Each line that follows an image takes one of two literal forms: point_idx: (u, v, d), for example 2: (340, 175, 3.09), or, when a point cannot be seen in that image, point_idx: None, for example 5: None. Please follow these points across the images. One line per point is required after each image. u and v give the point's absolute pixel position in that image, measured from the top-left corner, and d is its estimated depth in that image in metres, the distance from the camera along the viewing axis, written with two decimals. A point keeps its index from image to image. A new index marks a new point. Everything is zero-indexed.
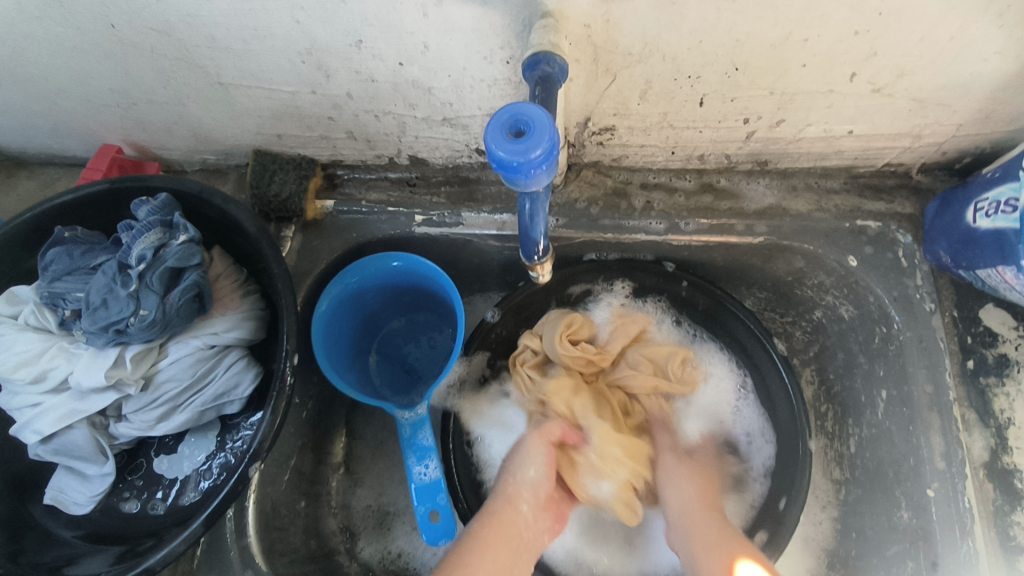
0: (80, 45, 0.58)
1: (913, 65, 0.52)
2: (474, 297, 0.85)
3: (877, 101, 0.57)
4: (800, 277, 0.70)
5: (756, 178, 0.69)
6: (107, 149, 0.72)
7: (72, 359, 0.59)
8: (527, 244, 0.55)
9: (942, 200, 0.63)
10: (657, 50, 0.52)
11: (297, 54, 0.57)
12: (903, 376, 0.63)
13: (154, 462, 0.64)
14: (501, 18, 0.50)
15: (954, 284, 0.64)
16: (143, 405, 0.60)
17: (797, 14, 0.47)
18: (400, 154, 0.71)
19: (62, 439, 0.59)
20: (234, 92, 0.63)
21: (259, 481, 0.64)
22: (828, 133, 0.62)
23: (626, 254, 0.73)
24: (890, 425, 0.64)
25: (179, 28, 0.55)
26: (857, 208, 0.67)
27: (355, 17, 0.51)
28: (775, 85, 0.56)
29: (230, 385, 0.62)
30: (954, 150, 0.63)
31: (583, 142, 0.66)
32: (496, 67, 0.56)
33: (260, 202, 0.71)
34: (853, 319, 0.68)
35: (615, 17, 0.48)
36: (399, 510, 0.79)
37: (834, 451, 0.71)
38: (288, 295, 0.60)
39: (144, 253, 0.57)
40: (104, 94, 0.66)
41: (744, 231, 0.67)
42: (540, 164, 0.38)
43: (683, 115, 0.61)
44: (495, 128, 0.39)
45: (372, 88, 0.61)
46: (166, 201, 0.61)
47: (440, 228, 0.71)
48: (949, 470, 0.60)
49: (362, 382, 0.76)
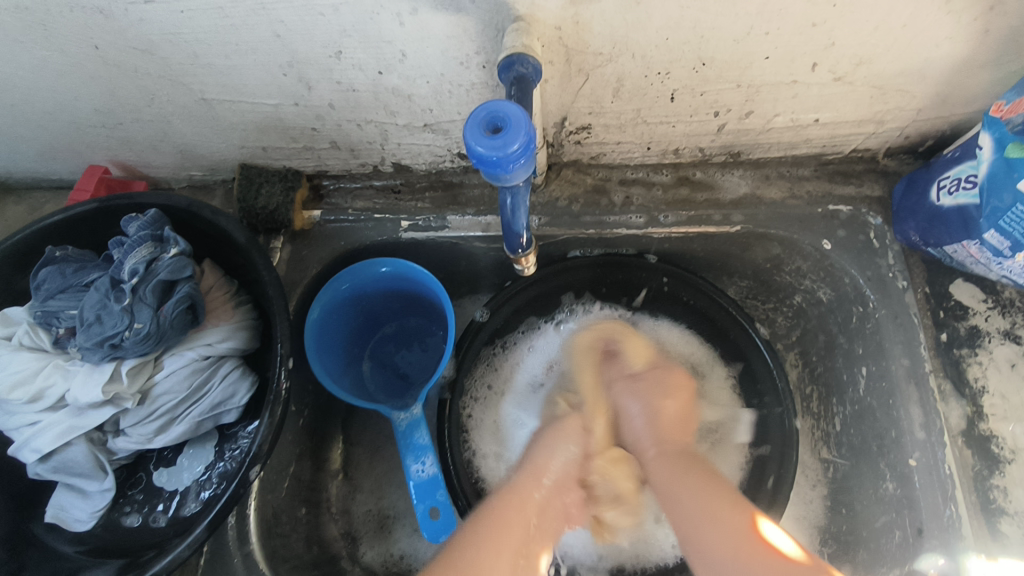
0: (64, 67, 0.60)
1: (870, 53, 0.54)
2: (463, 299, 0.86)
3: (838, 88, 0.59)
4: (778, 263, 0.72)
5: (730, 169, 0.71)
6: (94, 170, 0.73)
7: (68, 376, 0.60)
8: (512, 242, 0.57)
9: (908, 181, 0.65)
10: (626, 48, 0.54)
11: (278, 67, 0.58)
12: (882, 352, 0.64)
13: (153, 475, 0.64)
14: (475, 24, 0.52)
15: (925, 261, 0.66)
16: (140, 419, 0.61)
17: (756, 9, 0.50)
18: (384, 161, 0.73)
19: (61, 457, 0.60)
20: (218, 108, 0.65)
21: (259, 488, 0.64)
22: (795, 123, 0.64)
23: (609, 249, 0.75)
24: (872, 400, 0.66)
25: (162, 47, 0.57)
26: (828, 193, 0.69)
27: (334, 28, 0.53)
28: (741, 78, 0.58)
29: (227, 394, 0.63)
30: (916, 134, 0.66)
31: (561, 142, 0.68)
32: (473, 72, 0.58)
33: (248, 214, 0.72)
34: (831, 301, 0.70)
35: (584, 18, 0.51)
36: (399, 513, 0.80)
37: (821, 430, 0.74)
38: (280, 301, 0.61)
39: (136, 267, 0.59)
40: (89, 115, 0.67)
41: (722, 221, 0.69)
42: (517, 157, 0.40)
43: (656, 111, 0.63)
44: (473, 125, 0.40)
45: (354, 98, 0.62)
46: (156, 215, 0.62)
47: (426, 231, 0.73)
48: (929, 439, 0.61)
49: (357, 389, 0.77)
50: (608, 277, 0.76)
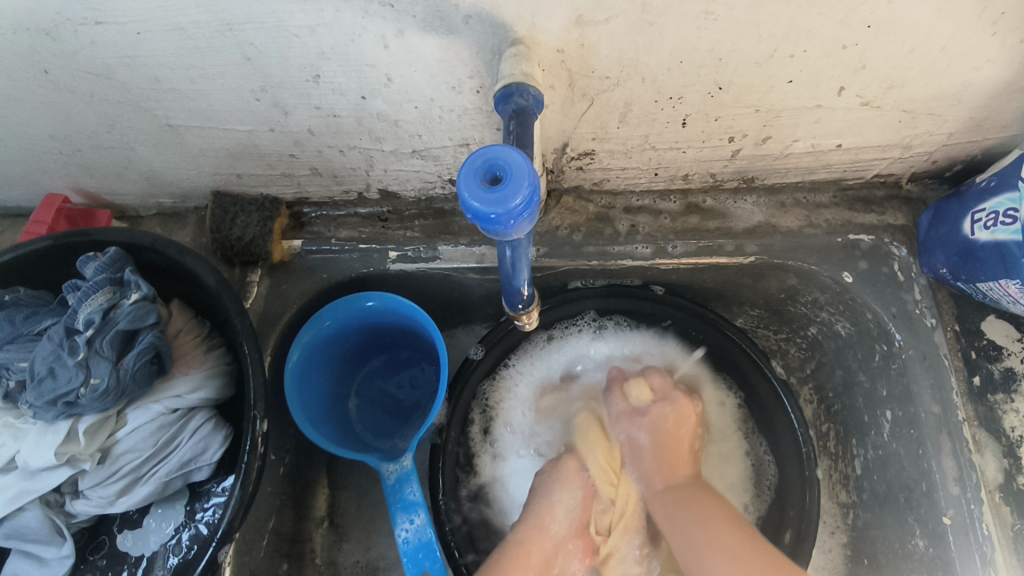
0: (11, 92, 0.54)
1: (903, 77, 0.49)
2: (456, 330, 0.80)
3: (866, 113, 0.54)
4: (793, 294, 0.67)
5: (743, 196, 0.66)
6: (52, 200, 0.66)
7: (19, 437, 0.54)
8: (512, 292, 0.54)
9: (935, 211, 0.60)
10: (636, 73, 0.49)
11: (250, 91, 0.53)
12: (909, 397, 0.61)
13: (117, 539, 0.59)
14: (468, 46, 0.46)
15: (954, 297, 0.62)
16: (100, 480, 0.55)
17: (782, 30, 0.45)
18: (369, 188, 0.68)
19: (14, 523, 0.54)
20: (185, 134, 0.59)
21: (235, 551, 0.59)
22: (816, 148, 0.59)
23: (613, 279, 0.69)
24: (898, 447, 0.62)
25: (119, 70, 0.51)
26: (848, 221, 0.64)
27: (310, 51, 0.47)
28: (761, 102, 0.53)
29: (198, 450, 0.57)
30: (944, 159, 0.61)
31: (561, 168, 0.63)
32: (466, 97, 0.52)
33: (222, 246, 0.67)
34: (850, 335, 0.65)
35: (590, 41, 0.45)
36: (389, 563, 0.74)
37: (839, 472, 0.69)
38: (254, 351, 0.56)
39: (91, 317, 0.53)
40: (43, 141, 0.61)
41: (734, 251, 0.64)
42: (520, 213, 0.35)
43: (666, 136, 0.58)
44: (468, 175, 0.35)
45: (335, 123, 0.57)
46: (116, 254, 0.56)
47: (416, 263, 0.67)
48: (963, 495, 0.57)
49: (343, 431, 0.71)
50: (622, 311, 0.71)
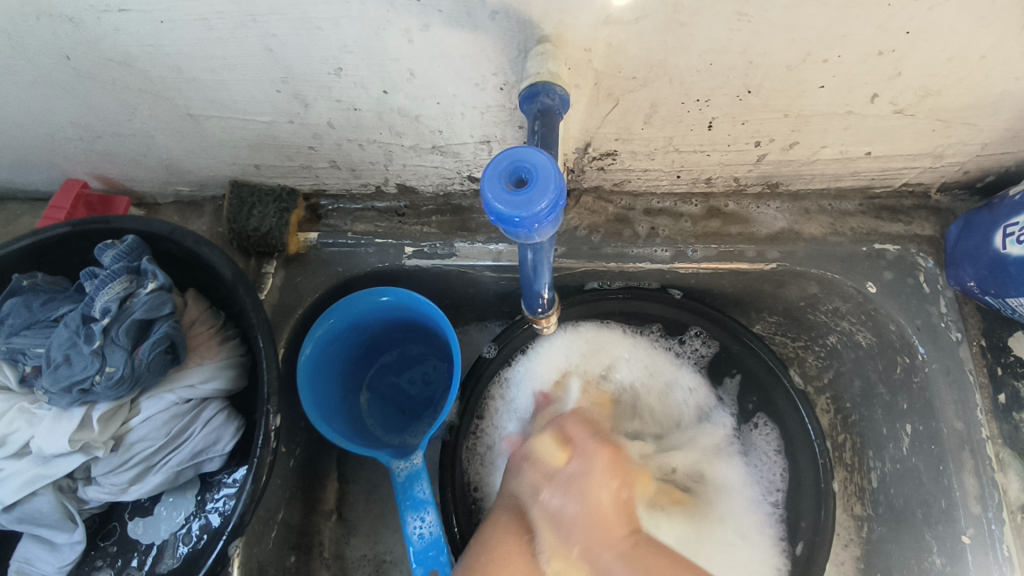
0: (35, 78, 0.54)
1: (940, 85, 0.48)
2: (470, 327, 0.80)
3: (898, 121, 0.53)
4: (814, 303, 0.66)
5: (767, 201, 0.65)
6: (71, 186, 0.66)
7: (34, 422, 0.54)
8: (531, 295, 0.54)
9: (965, 222, 0.59)
10: (664, 73, 0.48)
11: (272, 83, 0.52)
12: (931, 412, 0.59)
13: (128, 526, 0.59)
14: (494, 42, 0.45)
15: (981, 311, 0.61)
16: (113, 467, 0.55)
17: (817, 34, 0.43)
18: (387, 182, 0.67)
19: (26, 508, 0.54)
20: (205, 124, 0.59)
21: (244, 542, 0.59)
22: (845, 155, 0.58)
23: (630, 282, 0.69)
24: (917, 462, 0.61)
25: (140, 59, 0.50)
26: (874, 230, 0.63)
27: (333, 44, 0.47)
28: (790, 107, 0.52)
29: (210, 441, 0.57)
30: (976, 169, 0.59)
31: (582, 168, 0.62)
32: (489, 94, 0.52)
33: (238, 236, 0.67)
34: (871, 346, 0.64)
35: (618, 40, 0.44)
36: (397, 558, 0.74)
37: (854, 484, 0.68)
38: (268, 345, 0.55)
39: (108, 306, 0.53)
40: (65, 127, 0.61)
41: (755, 258, 0.63)
42: (546, 216, 0.34)
43: (690, 139, 0.57)
44: (492, 177, 0.35)
45: (355, 117, 0.56)
46: (134, 243, 0.56)
47: (432, 259, 0.67)
48: (984, 514, 0.56)
49: (354, 425, 0.71)
50: (642, 314, 0.70)
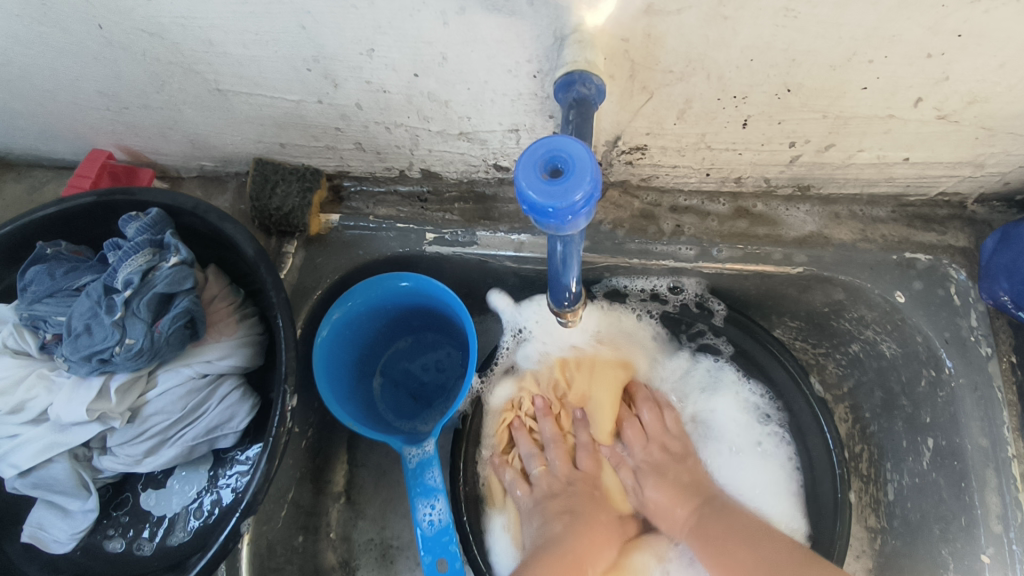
0: (66, 45, 0.53)
1: (988, 92, 0.46)
2: (486, 316, 0.79)
3: (941, 127, 0.51)
4: (838, 309, 0.64)
5: (796, 204, 0.63)
6: (97, 155, 0.66)
7: (52, 390, 0.55)
8: (558, 288, 0.53)
9: (1002, 235, 0.57)
10: (702, 68, 0.47)
11: (302, 61, 0.51)
12: (955, 427, 0.58)
13: (141, 497, 0.59)
14: (531, 29, 0.44)
15: (1014, 326, 0.59)
16: (128, 439, 0.55)
17: (865, 33, 0.42)
18: (412, 167, 0.66)
19: (41, 474, 0.55)
20: (232, 99, 0.58)
21: (254, 521, 0.59)
22: (881, 160, 0.57)
23: (639, 276, 0.67)
24: (938, 477, 0.60)
25: (171, 30, 0.50)
26: (906, 238, 0.61)
27: (367, 24, 0.46)
28: (829, 108, 0.50)
29: (225, 417, 0.57)
30: (1017, 181, 0.58)
31: (610, 161, 0.61)
32: (521, 81, 0.51)
33: (261, 215, 0.66)
34: (895, 357, 0.63)
35: (658, 31, 0.43)
36: (404, 543, 0.74)
37: (869, 495, 0.67)
38: (288, 324, 0.55)
39: (130, 277, 0.53)
40: (93, 96, 0.60)
41: (782, 261, 0.62)
42: (580, 208, 0.34)
43: (723, 136, 0.55)
44: (528, 166, 0.34)
45: (384, 99, 0.55)
46: (158, 217, 0.56)
47: (453, 246, 0.66)
48: (1006, 534, 0.55)
49: (367, 410, 0.71)
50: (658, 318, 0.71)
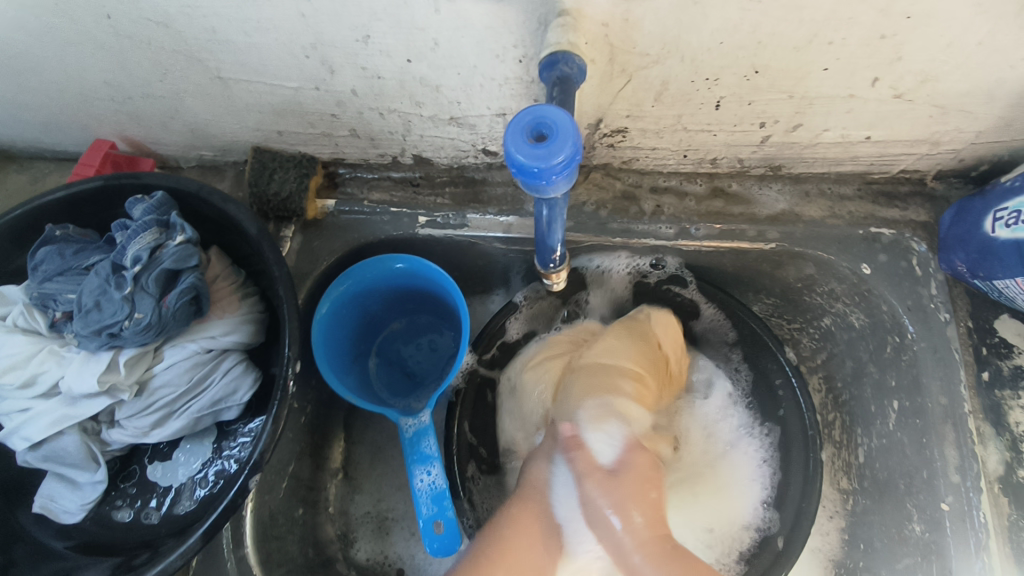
0: (74, 36, 0.56)
1: (937, 71, 0.51)
2: (477, 300, 0.83)
3: (897, 106, 0.55)
4: (810, 284, 0.68)
5: (768, 183, 0.67)
6: (100, 145, 0.69)
7: (63, 364, 0.57)
8: (545, 250, 0.57)
9: (957, 208, 0.61)
10: (676, 51, 0.50)
11: (300, 48, 0.54)
12: (917, 388, 0.62)
13: (148, 469, 0.62)
14: (517, 15, 0.48)
15: (970, 294, 0.63)
16: (137, 411, 0.58)
17: (822, 16, 0.46)
18: (404, 153, 0.70)
19: (52, 446, 0.57)
20: (234, 87, 0.61)
21: (257, 490, 0.61)
22: (845, 139, 0.61)
23: (621, 256, 0.71)
24: (902, 436, 0.64)
25: (178, 19, 0.53)
26: (871, 214, 0.65)
27: (363, 12, 0.49)
28: (795, 89, 0.54)
29: (228, 390, 0.60)
30: (971, 158, 0.62)
31: (593, 144, 0.65)
32: (508, 66, 0.54)
33: (259, 200, 0.69)
34: (863, 327, 0.67)
35: (634, 16, 0.47)
36: (399, 516, 0.77)
37: (842, 460, 0.70)
38: (291, 301, 0.57)
39: (140, 254, 0.56)
40: (98, 87, 0.63)
41: (756, 237, 0.65)
42: (561, 170, 0.37)
43: (698, 118, 0.59)
44: (516, 131, 0.38)
45: (379, 85, 0.59)
46: (163, 199, 0.59)
47: (445, 229, 0.69)
48: (963, 484, 0.60)
49: (362, 386, 0.74)
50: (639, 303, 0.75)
